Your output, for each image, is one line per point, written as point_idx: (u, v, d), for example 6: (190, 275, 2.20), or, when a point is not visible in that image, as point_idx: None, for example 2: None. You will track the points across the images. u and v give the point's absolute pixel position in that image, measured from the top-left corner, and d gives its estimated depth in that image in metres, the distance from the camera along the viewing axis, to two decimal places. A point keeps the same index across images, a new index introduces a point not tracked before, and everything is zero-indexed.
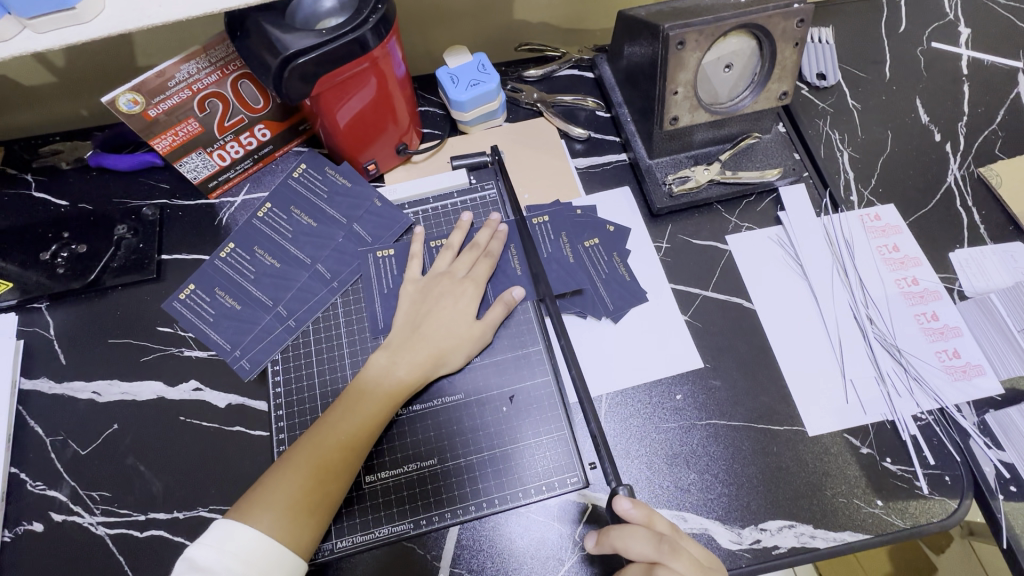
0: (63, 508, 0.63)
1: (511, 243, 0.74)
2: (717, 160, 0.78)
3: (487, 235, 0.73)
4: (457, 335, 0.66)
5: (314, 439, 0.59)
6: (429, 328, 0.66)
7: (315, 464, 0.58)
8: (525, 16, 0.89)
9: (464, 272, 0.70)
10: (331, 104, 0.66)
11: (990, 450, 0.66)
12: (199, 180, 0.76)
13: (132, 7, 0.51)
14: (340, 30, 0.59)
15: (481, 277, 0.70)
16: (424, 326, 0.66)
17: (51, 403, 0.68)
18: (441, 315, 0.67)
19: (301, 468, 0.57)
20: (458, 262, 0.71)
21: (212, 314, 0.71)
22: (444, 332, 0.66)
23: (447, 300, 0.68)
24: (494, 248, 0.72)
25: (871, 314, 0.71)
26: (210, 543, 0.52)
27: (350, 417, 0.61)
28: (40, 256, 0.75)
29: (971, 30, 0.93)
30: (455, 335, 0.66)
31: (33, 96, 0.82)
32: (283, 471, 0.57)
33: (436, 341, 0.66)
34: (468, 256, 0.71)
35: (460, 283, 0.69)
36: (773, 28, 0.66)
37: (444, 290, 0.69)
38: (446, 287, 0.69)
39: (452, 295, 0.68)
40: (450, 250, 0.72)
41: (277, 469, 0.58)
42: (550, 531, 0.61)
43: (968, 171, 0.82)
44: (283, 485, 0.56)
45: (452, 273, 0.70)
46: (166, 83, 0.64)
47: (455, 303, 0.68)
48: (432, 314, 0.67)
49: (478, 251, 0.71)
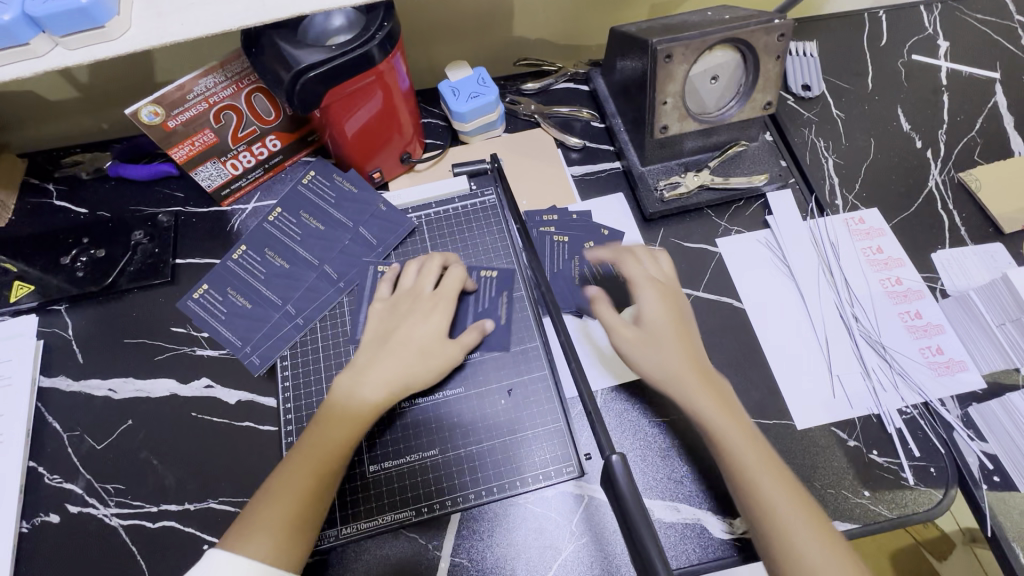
0: (79, 500, 0.66)
1: (503, 290, 0.74)
2: (706, 167, 0.81)
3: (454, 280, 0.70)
4: (426, 352, 0.65)
5: (298, 458, 0.59)
6: (395, 343, 0.65)
7: (301, 486, 0.57)
8: (523, 33, 0.93)
9: (432, 287, 0.70)
10: (339, 115, 0.70)
11: (973, 442, 0.68)
12: (212, 188, 0.80)
13: (156, 26, 0.56)
14: (349, 46, 0.63)
15: (451, 291, 0.69)
16: (393, 341, 0.65)
17: (68, 399, 0.71)
18: (410, 332, 0.66)
19: (289, 491, 0.57)
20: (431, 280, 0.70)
21: (225, 312, 0.74)
22: (412, 349, 0.65)
23: (420, 320, 0.67)
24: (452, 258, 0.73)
25: (856, 313, 0.74)
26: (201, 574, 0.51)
27: (326, 438, 0.60)
28: (60, 260, 0.79)
29: (950, 43, 0.97)
30: (425, 351, 0.65)
31: (57, 110, 0.86)
32: (272, 493, 0.57)
33: (403, 357, 0.64)
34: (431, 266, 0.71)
35: (430, 302, 0.68)
36: (756, 42, 0.70)
37: (412, 310, 0.68)
38: (413, 307, 0.68)
39: (422, 313, 0.67)
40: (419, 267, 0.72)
41: (262, 497, 0.57)
42: (548, 520, 0.63)
43: (949, 176, 0.85)
44: (274, 507, 0.56)
45: (418, 289, 0.70)
46: (185, 96, 0.68)
47: (425, 321, 0.67)
48: (399, 334, 0.66)
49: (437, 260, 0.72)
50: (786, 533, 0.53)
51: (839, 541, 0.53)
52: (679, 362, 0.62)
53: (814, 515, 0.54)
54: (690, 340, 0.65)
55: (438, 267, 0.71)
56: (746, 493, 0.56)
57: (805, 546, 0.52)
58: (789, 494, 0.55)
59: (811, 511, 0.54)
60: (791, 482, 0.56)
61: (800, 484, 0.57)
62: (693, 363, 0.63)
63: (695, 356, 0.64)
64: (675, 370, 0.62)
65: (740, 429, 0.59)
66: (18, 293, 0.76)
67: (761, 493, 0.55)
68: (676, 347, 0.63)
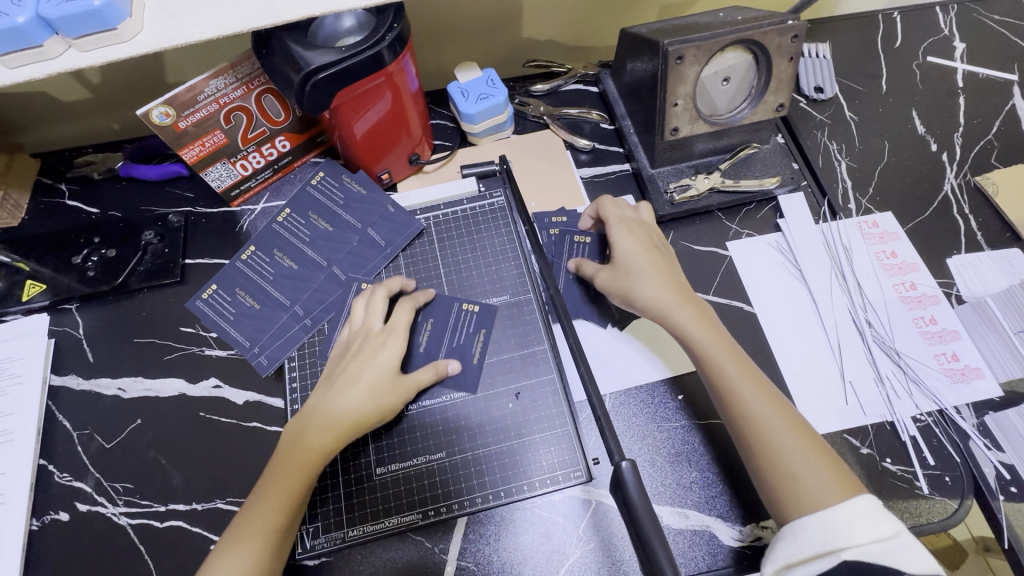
0: (88, 499, 0.66)
1: (481, 327, 0.72)
2: (717, 169, 0.80)
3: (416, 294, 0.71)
4: (375, 391, 0.62)
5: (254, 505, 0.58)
6: (341, 383, 0.63)
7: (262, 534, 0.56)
8: (532, 35, 0.93)
9: (381, 323, 0.67)
10: (348, 116, 0.70)
11: (990, 452, 0.66)
12: (222, 189, 0.80)
13: (168, 27, 0.56)
14: (358, 46, 0.63)
15: (401, 326, 0.67)
16: (341, 381, 0.63)
17: (78, 398, 0.72)
18: (358, 370, 0.63)
19: (251, 537, 0.56)
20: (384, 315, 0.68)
21: (233, 313, 0.74)
22: (357, 385, 0.62)
23: (369, 359, 0.64)
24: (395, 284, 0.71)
25: (869, 318, 0.73)
26: None
27: (278, 485, 0.58)
28: (72, 260, 0.79)
29: (966, 44, 0.95)
30: (374, 390, 0.62)
31: (69, 111, 0.87)
32: (230, 541, 0.56)
33: (346, 397, 0.62)
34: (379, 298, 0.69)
35: (381, 339, 0.66)
36: (768, 43, 0.69)
37: (361, 351, 0.65)
38: (365, 345, 0.66)
39: (371, 351, 0.65)
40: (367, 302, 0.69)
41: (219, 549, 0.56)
42: (555, 525, 0.63)
43: (965, 180, 0.84)
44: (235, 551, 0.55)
45: (371, 330, 0.67)
46: (196, 97, 0.68)
47: (374, 359, 0.64)
48: (348, 374, 0.63)
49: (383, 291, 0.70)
50: (775, 451, 0.56)
51: (825, 452, 0.57)
52: (668, 291, 0.66)
53: (800, 429, 0.57)
54: (673, 273, 0.68)
55: (384, 300, 0.69)
56: (736, 414, 0.59)
57: (799, 463, 0.55)
58: (776, 414, 0.58)
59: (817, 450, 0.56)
60: (778, 403, 0.59)
61: (786, 404, 0.60)
62: (678, 291, 0.66)
63: (679, 283, 0.68)
64: (664, 298, 0.66)
65: (728, 352, 0.62)
66: (31, 291, 0.77)
67: (750, 412, 0.58)
68: (659, 278, 0.67)
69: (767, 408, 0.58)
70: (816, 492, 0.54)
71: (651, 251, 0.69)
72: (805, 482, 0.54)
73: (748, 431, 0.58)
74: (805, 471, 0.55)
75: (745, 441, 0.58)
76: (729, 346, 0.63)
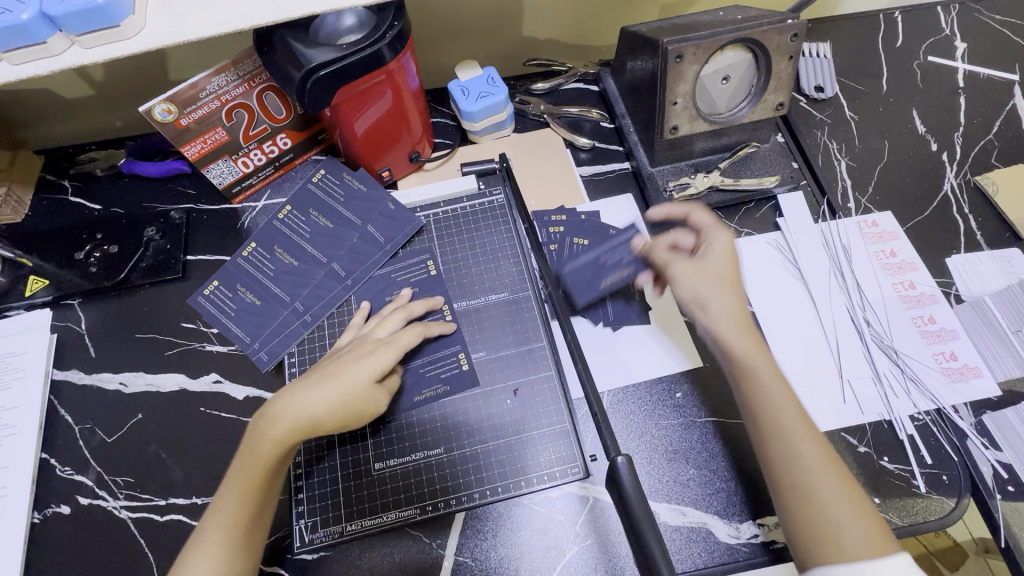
0: (89, 493, 0.67)
1: (446, 384, 0.68)
2: (716, 168, 0.80)
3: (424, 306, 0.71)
4: (348, 393, 0.59)
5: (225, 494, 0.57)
6: (315, 379, 0.60)
7: (236, 509, 0.56)
8: (533, 33, 0.93)
9: (384, 334, 0.67)
10: (349, 114, 0.70)
11: (988, 451, 0.66)
12: (224, 186, 0.81)
13: (170, 25, 0.56)
14: (359, 44, 0.63)
15: (405, 340, 0.65)
16: (317, 377, 0.60)
17: (81, 393, 0.72)
18: (336, 369, 0.61)
19: (231, 509, 0.56)
20: (383, 325, 0.68)
21: (233, 309, 0.74)
22: (328, 384, 0.59)
23: (354, 360, 0.62)
24: (415, 306, 0.70)
25: (868, 317, 0.73)
26: None
27: (253, 464, 0.57)
28: (74, 256, 0.80)
29: (967, 44, 0.95)
30: (345, 393, 0.59)
31: (73, 108, 0.87)
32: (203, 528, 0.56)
33: (319, 392, 0.59)
34: (392, 313, 0.69)
35: (371, 346, 0.64)
36: (768, 42, 0.69)
37: (351, 352, 0.64)
38: (354, 350, 0.64)
39: (360, 354, 0.63)
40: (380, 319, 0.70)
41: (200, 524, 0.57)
42: (552, 521, 0.63)
43: (965, 180, 0.84)
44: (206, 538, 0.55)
45: (369, 335, 0.67)
46: (198, 94, 0.69)
47: (358, 359, 0.62)
48: (327, 371, 0.61)
49: (399, 308, 0.70)
50: (818, 498, 0.52)
51: (863, 502, 0.53)
52: (733, 315, 0.62)
53: (845, 477, 0.54)
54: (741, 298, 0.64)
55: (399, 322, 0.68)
56: (782, 451, 0.55)
57: (841, 514, 0.51)
58: (822, 457, 0.54)
59: (868, 525, 0.51)
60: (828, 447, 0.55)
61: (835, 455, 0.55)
62: (744, 318, 0.62)
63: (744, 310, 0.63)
64: (729, 322, 0.62)
65: (784, 387, 0.58)
66: (34, 287, 0.77)
67: (796, 453, 0.54)
68: (732, 295, 0.63)
69: (816, 453, 0.54)
70: (854, 543, 0.50)
71: (731, 267, 0.65)
72: (846, 533, 0.51)
73: (789, 473, 0.54)
74: (846, 524, 0.51)
75: (785, 481, 0.54)
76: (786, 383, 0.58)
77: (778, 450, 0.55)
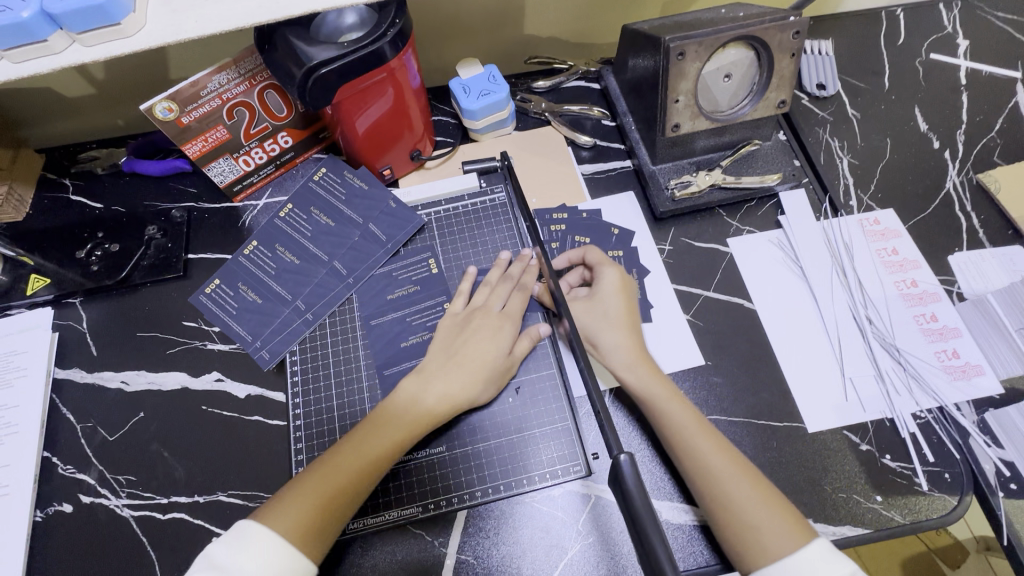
0: (91, 491, 0.67)
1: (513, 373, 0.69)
2: (718, 166, 0.80)
3: (519, 269, 0.74)
4: (491, 363, 0.66)
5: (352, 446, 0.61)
6: (461, 358, 0.66)
7: (360, 462, 0.60)
8: (534, 31, 0.93)
9: (498, 306, 0.70)
10: (350, 112, 0.70)
11: (990, 449, 0.66)
12: (225, 184, 0.81)
13: (171, 22, 0.56)
14: (360, 42, 0.63)
15: (516, 308, 0.70)
16: (461, 350, 0.67)
17: (82, 391, 0.72)
18: (474, 346, 0.67)
19: (356, 458, 0.60)
20: (493, 295, 0.71)
21: (235, 307, 0.74)
22: (477, 361, 0.66)
23: (483, 336, 0.67)
24: (526, 281, 0.73)
25: (870, 315, 0.73)
26: (232, 543, 0.53)
27: (396, 428, 0.62)
28: (75, 254, 0.80)
29: (969, 41, 0.95)
30: (487, 363, 0.66)
31: (73, 106, 0.87)
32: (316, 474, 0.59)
33: (468, 370, 0.65)
34: (499, 287, 0.71)
35: (499, 313, 0.69)
36: (769, 39, 0.69)
37: (477, 323, 0.68)
38: (480, 321, 0.69)
39: (490, 328, 0.68)
40: (489, 289, 0.72)
41: (301, 477, 0.59)
42: (554, 520, 0.63)
43: (967, 177, 0.83)
44: (321, 479, 0.59)
45: (486, 306, 0.70)
46: (199, 93, 0.69)
47: (491, 337, 0.67)
48: (468, 342, 0.67)
49: (510, 283, 0.72)
50: (733, 505, 0.57)
51: (782, 504, 0.57)
52: (626, 350, 0.68)
53: (756, 483, 0.58)
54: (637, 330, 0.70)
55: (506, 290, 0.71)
56: (692, 465, 0.60)
57: (755, 517, 0.56)
58: (731, 468, 0.59)
59: (788, 517, 0.56)
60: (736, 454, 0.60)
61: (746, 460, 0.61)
62: (639, 352, 0.68)
63: (641, 344, 0.69)
64: (621, 354, 0.68)
65: (685, 408, 0.64)
66: (35, 285, 0.77)
67: (704, 464, 0.59)
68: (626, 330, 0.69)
69: (722, 463, 0.59)
70: (775, 543, 0.54)
71: (624, 302, 0.70)
72: (767, 536, 0.55)
73: (707, 485, 0.59)
74: (765, 527, 0.55)
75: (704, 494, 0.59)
76: (686, 403, 0.65)
77: (692, 465, 0.60)
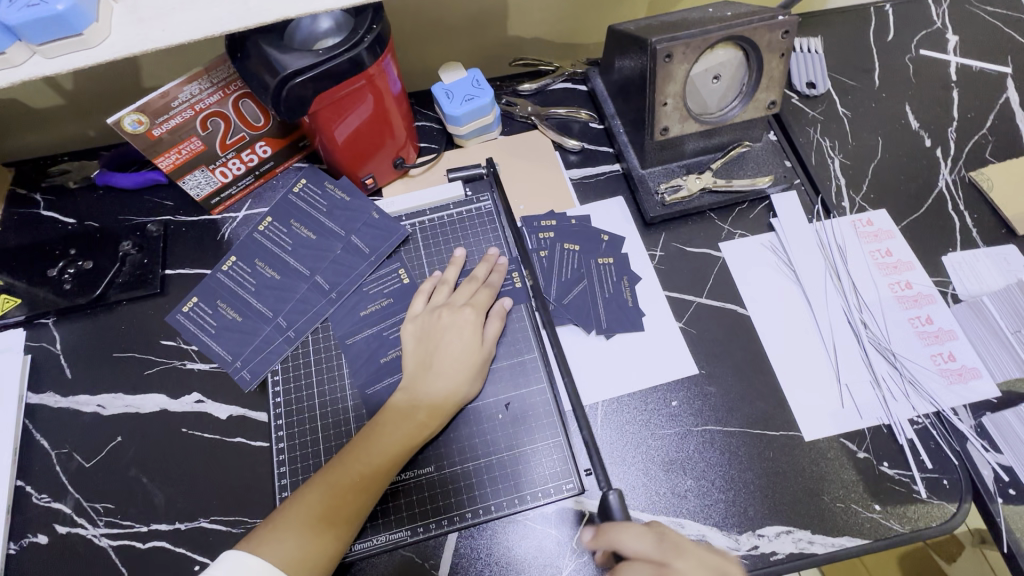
0: (67, 521, 0.64)
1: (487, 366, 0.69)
2: (708, 169, 0.79)
3: (486, 269, 0.73)
4: (466, 365, 0.65)
5: (336, 467, 0.59)
6: (439, 365, 0.65)
7: (347, 486, 0.58)
8: (518, 33, 0.91)
9: (463, 302, 0.69)
10: (329, 121, 0.68)
11: (988, 454, 0.65)
12: (202, 197, 0.79)
13: (137, 32, 0.53)
14: (335, 50, 0.60)
15: (481, 303, 0.69)
16: (436, 362, 0.65)
17: (56, 416, 0.69)
18: (447, 349, 0.66)
19: (344, 480, 0.58)
20: (457, 294, 0.70)
21: (214, 326, 0.72)
22: (455, 364, 0.65)
23: (454, 335, 0.66)
24: (494, 280, 0.72)
25: (864, 319, 0.72)
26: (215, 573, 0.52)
27: (379, 442, 0.60)
28: (47, 273, 0.77)
29: (959, 37, 0.94)
30: (462, 365, 0.65)
31: (42, 119, 0.84)
32: (303, 498, 0.57)
33: (448, 375, 0.64)
34: (466, 288, 0.71)
35: (464, 308, 0.68)
36: (759, 39, 0.67)
37: (446, 322, 0.67)
38: (448, 319, 0.67)
39: (457, 326, 0.67)
40: (451, 290, 0.71)
41: (290, 504, 0.57)
42: (549, 538, 0.62)
43: (960, 175, 0.82)
44: (308, 504, 0.57)
45: (451, 303, 0.69)
46: (170, 104, 0.66)
47: (460, 335, 0.66)
48: (441, 347, 0.66)
49: (476, 283, 0.71)
50: None
51: None
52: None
53: None
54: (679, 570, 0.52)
55: (467, 287, 0.71)
56: None
57: None
58: None
59: None
60: None
61: None
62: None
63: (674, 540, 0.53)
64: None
65: None
66: (5, 306, 0.74)
67: None
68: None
69: None
70: None
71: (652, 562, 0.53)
72: None
73: None
74: None
75: None
76: None
77: None
